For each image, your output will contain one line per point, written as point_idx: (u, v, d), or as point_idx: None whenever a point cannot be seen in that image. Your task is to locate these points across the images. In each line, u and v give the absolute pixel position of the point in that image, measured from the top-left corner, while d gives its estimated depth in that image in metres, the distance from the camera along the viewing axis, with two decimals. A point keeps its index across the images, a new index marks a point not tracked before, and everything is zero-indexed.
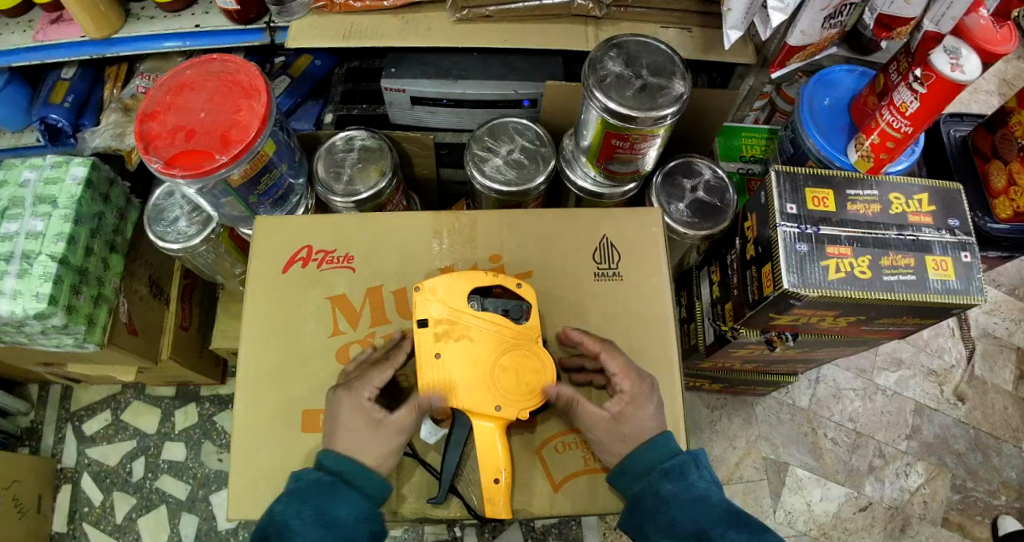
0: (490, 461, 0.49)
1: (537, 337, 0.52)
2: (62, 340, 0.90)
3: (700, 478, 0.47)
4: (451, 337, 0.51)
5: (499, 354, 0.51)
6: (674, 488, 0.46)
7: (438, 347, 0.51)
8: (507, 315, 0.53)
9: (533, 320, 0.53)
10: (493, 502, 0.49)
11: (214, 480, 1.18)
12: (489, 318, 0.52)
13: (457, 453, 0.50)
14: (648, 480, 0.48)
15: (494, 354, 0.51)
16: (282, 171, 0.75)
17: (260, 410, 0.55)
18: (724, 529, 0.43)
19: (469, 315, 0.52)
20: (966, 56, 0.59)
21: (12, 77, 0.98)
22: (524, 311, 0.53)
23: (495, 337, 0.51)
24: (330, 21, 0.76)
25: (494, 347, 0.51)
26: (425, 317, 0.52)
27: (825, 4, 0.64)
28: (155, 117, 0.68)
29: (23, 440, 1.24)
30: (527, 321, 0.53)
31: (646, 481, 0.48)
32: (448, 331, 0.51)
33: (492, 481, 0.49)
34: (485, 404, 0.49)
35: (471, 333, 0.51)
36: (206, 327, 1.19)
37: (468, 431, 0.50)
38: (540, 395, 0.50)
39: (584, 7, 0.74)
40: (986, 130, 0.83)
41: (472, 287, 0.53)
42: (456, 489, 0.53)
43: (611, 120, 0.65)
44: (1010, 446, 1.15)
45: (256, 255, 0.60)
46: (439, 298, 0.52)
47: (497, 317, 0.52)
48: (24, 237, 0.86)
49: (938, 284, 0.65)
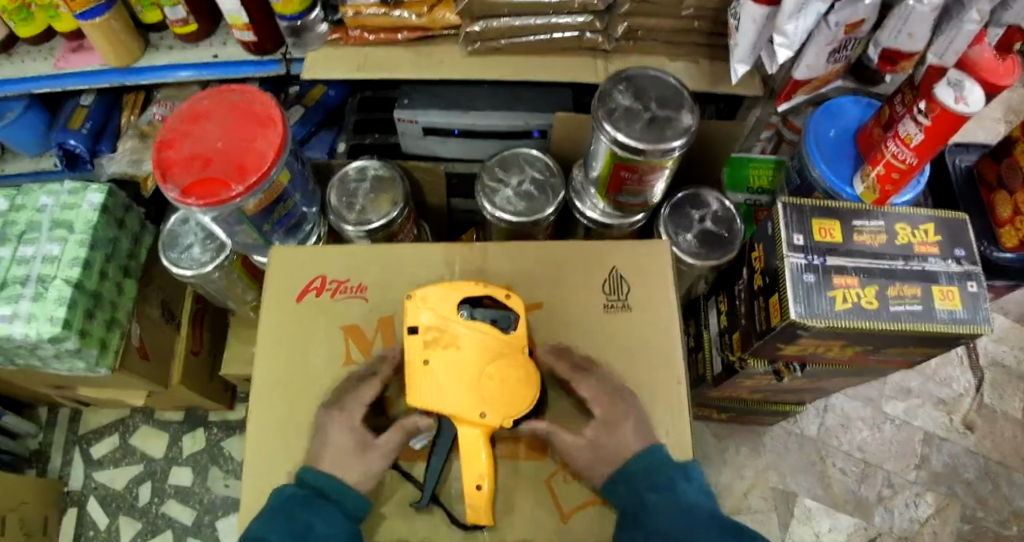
0: (472, 468, 0.50)
1: (523, 346, 0.53)
2: (74, 364, 0.91)
3: (687, 489, 0.47)
4: (439, 345, 0.51)
5: (487, 363, 0.51)
6: (658, 497, 0.47)
7: (426, 354, 0.51)
8: (495, 324, 0.54)
9: (520, 329, 0.54)
10: (476, 509, 0.49)
11: (220, 505, 1.18)
12: (477, 326, 0.52)
13: (441, 459, 0.51)
14: (635, 489, 0.48)
15: (482, 363, 0.51)
16: (295, 201, 0.77)
17: (273, 440, 0.55)
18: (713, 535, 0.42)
19: (456, 323, 0.52)
20: (970, 89, 0.61)
21: (31, 103, 1.01)
22: (512, 321, 0.54)
23: (483, 344, 0.52)
24: (345, 53, 0.78)
25: (481, 355, 0.51)
26: (415, 324, 0.53)
27: (830, 40, 0.65)
28: (171, 145, 0.70)
29: (31, 462, 1.24)
30: (515, 330, 0.54)
31: (632, 490, 0.48)
32: (436, 339, 0.52)
33: (475, 487, 0.49)
34: (470, 412, 0.50)
35: (459, 341, 0.51)
36: (215, 351, 1.19)
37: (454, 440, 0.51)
38: (526, 404, 0.51)
39: (594, 41, 0.76)
40: (990, 159, 0.84)
41: (461, 297, 0.54)
42: (440, 499, 0.52)
43: (620, 152, 0.66)
44: (1021, 476, 1.14)
45: (270, 285, 0.61)
46: (429, 306, 0.53)
47: (485, 326, 0.52)
48: (40, 261, 0.87)
49: (946, 314, 0.66)
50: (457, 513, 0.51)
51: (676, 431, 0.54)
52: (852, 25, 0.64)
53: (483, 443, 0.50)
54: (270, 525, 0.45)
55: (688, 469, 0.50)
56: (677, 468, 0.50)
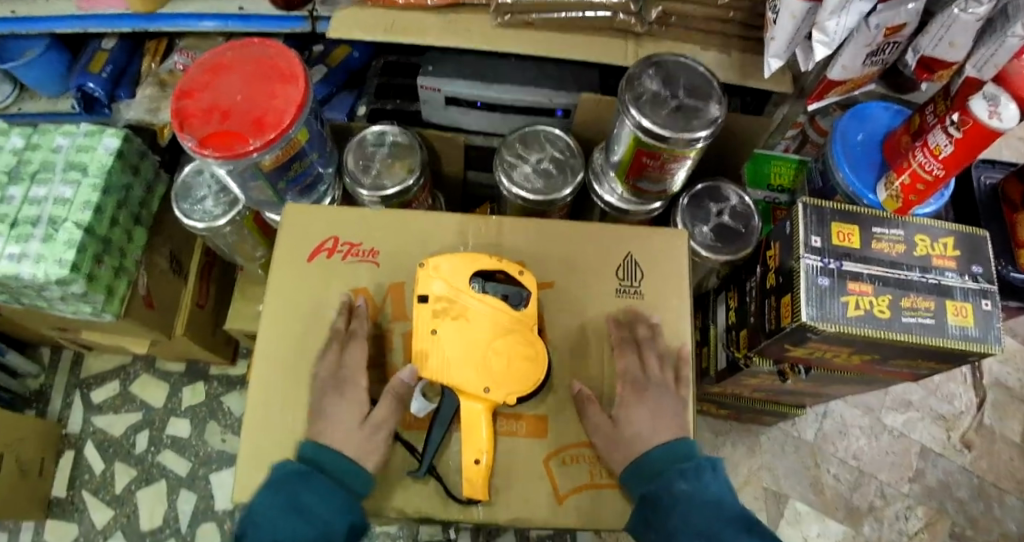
0: (471, 443, 0.50)
1: (535, 326, 0.53)
2: (80, 308, 0.91)
3: (714, 481, 0.47)
4: (448, 315, 0.51)
5: (494, 337, 0.51)
6: (687, 487, 0.46)
7: (434, 324, 0.51)
8: (507, 300, 0.53)
9: (531, 308, 0.54)
10: (473, 483, 0.49)
11: (216, 459, 1.19)
12: (490, 302, 0.52)
13: (440, 431, 0.50)
14: (661, 480, 0.48)
15: (489, 336, 0.50)
16: (313, 160, 0.76)
17: (271, 399, 0.55)
18: (735, 533, 0.43)
19: (468, 296, 0.52)
20: (1007, 105, 0.59)
21: (52, 43, 0.99)
22: (524, 298, 0.54)
23: (493, 320, 0.51)
24: (372, 15, 0.77)
25: (490, 329, 0.51)
26: (426, 293, 0.52)
27: (869, 40, 0.64)
28: (191, 95, 0.69)
29: (31, 402, 1.25)
30: (526, 308, 0.54)
31: (660, 480, 0.48)
32: (446, 309, 0.51)
33: (472, 462, 0.49)
34: (474, 385, 0.49)
35: (469, 313, 0.51)
36: (220, 307, 1.20)
37: (455, 410, 0.50)
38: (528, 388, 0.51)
39: (626, 22, 0.74)
40: (1017, 178, 0.82)
41: (475, 269, 0.54)
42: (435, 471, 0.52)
43: (644, 138, 0.65)
44: (1014, 498, 1.14)
45: (282, 241, 0.61)
46: (442, 276, 0.53)
47: (496, 301, 0.52)
48: (52, 203, 0.87)
49: (957, 330, 0.65)
50: (452, 486, 0.51)
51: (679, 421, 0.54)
52: (893, 29, 0.63)
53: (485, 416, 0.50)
54: (276, 495, 0.46)
55: (717, 461, 0.49)
56: (695, 463, 0.48)
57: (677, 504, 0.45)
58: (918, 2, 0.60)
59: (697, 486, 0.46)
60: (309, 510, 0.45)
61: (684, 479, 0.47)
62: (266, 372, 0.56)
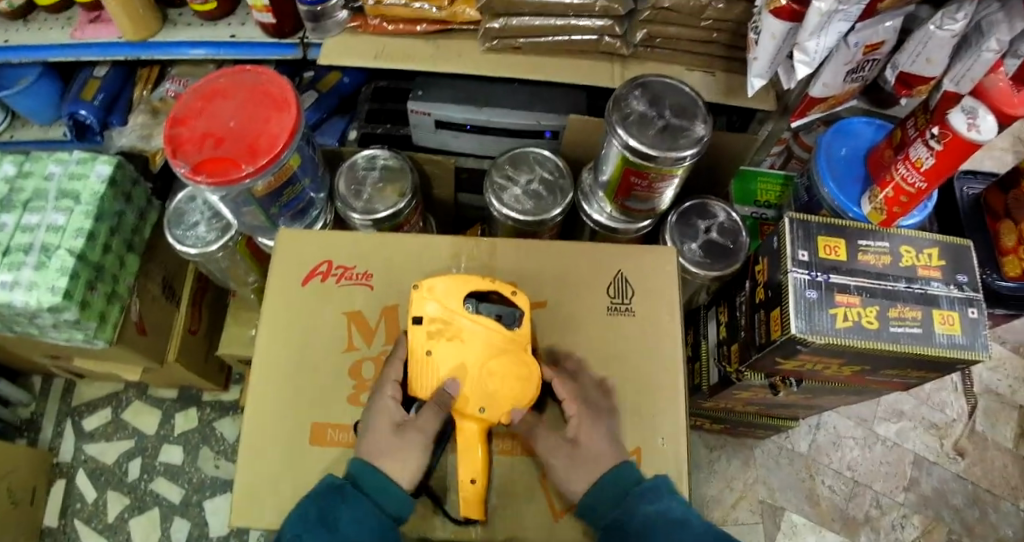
0: (468, 463, 0.49)
1: (528, 344, 0.52)
2: (72, 335, 0.91)
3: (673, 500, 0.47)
4: (443, 336, 0.51)
5: (488, 358, 0.50)
6: (653, 508, 0.46)
7: (429, 345, 0.51)
8: (500, 320, 0.53)
9: (525, 326, 0.54)
10: (466, 504, 0.49)
11: (210, 486, 1.18)
12: (483, 322, 0.52)
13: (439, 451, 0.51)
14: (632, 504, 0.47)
15: (483, 357, 0.50)
16: (304, 185, 0.77)
17: (268, 422, 0.55)
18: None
19: (462, 316, 0.52)
20: (985, 117, 0.61)
21: (44, 72, 1.00)
22: (517, 317, 0.54)
23: (487, 340, 0.51)
24: (362, 42, 0.78)
25: (483, 351, 0.50)
26: (420, 314, 0.52)
27: (848, 59, 0.66)
28: (184, 122, 0.70)
29: (22, 431, 1.24)
30: (519, 327, 0.53)
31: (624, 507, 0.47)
32: (441, 330, 0.51)
33: (469, 481, 0.49)
34: (471, 405, 0.49)
35: (463, 334, 0.51)
36: (213, 332, 1.20)
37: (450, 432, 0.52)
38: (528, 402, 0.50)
39: (612, 45, 0.76)
40: (998, 189, 0.85)
41: (469, 290, 0.54)
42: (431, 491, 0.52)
43: (632, 158, 0.66)
44: (1008, 504, 1.15)
45: (275, 267, 0.61)
46: (436, 298, 0.53)
47: (490, 322, 0.52)
48: (44, 230, 0.87)
49: (944, 338, 0.66)
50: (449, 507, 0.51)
51: (673, 436, 0.55)
52: (871, 47, 0.65)
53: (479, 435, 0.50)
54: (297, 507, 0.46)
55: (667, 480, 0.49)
56: (645, 487, 0.48)
57: (645, 528, 0.44)
58: (895, 21, 0.63)
59: (659, 507, 0.46)
60: (326, 524, 0.44)
61: (648, 501, 0.47)
62: (259, 397, 0.56)
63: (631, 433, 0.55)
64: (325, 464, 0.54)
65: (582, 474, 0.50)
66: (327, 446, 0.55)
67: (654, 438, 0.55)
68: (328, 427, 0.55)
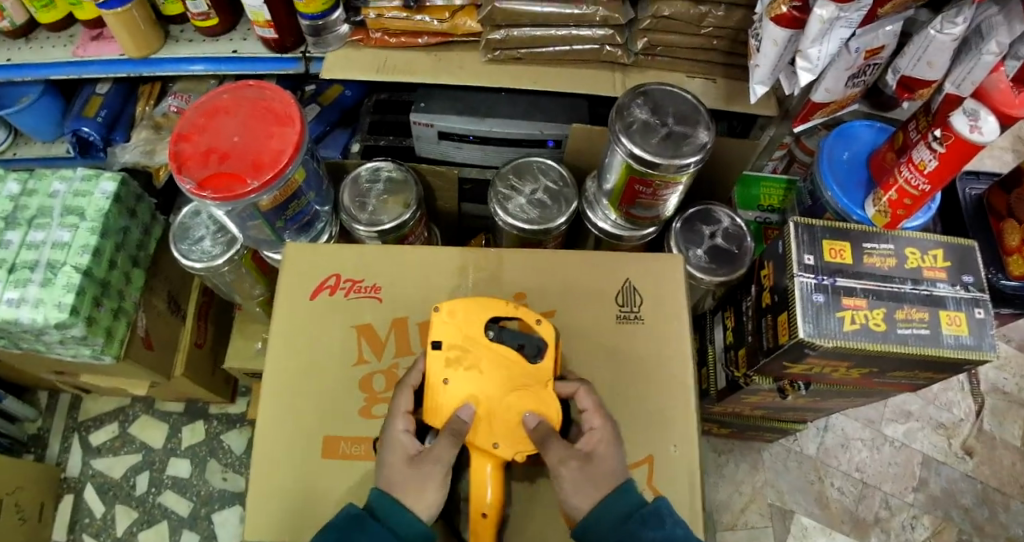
0: (479, 496, 0.48)
1: (547, 380, 0.50)
2: (79, 351, 0.91)
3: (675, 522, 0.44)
4: (461, 364, 0.50)
5: (505, 392, 0.49)
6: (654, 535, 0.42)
7: (446, 373, 0.50)
8: (523, 350, 0.51)
9: (548, 360, 0.51)
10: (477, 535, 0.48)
11: (218, 499, 1.18)
12: (503, 352, 0.50)
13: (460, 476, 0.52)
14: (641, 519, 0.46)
15: (500, 392, 0.49)
16: (309, 199, 0.77)
17: (280, 436, 0.56)
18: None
19: (481, 345, 0.51)
20: (986, 119, 0.61)
21: (47, 90, 1.01)
22: (540, 349, 0.51)
23: (503, 374, 0.50)
24: (364, 55, 0.79)
25: (501, 384, 0.49)
26: (438, 340, 0.51)
27: (849, 64, 0.66)
28: (188, 138, 0.70)
29: (29, 447, 1.24)
30: (543, 360, 0.51)
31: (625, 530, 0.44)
32: (459, 357, 0.50)
33: (480, 515, 0.48)
34: (484, 440, 0.48)
35: (481, 364, 0.50)
36: (219, 345, 1.20)
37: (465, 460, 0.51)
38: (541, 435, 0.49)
39: (613, 54, 0.77)
40: (1001, 189, 0.85)
41: (492, 315, 0.52)
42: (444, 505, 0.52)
43: (635, 165, 0.67)
44: (1018, 503, 1.14)
45: (283, 283, 0.61)
46: (456, 323, 0.51)
47: (509, 352, 0.50)
48: (49, 247, 0.87)
49: (951, 339, 0.66)
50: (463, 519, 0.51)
51: (685, 443, 0.55)
52: (872, 52, 0.66)
53: (493, 473, 0.48)
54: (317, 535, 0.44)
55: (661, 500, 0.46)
56: (648, 510, 0.44)
57: None
58: (895, 25, 0.63)
59: (667, 533, 0.42)
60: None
61: (653, 525, 0.43)
62: (270, 412, 0.56)
63: (641, 442, 0.55)
64: (337, 478, 0.54)
65: (590, 488, 0.46)
66: (339, 459, 0.55)
67: (666, 446, 0.55)
68: (339, 441, 0.55)
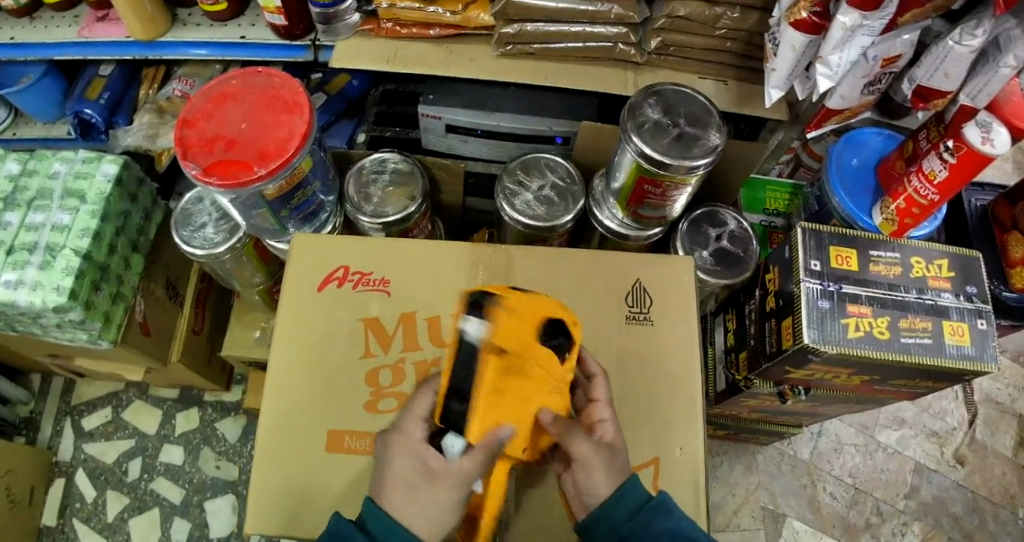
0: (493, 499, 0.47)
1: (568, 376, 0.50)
2: (76, 335, 0.90)
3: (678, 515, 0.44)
4: (515, 372, 0.44)
5: (541, 394, 0.46)
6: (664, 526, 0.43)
7: (498, 383, 0.43)
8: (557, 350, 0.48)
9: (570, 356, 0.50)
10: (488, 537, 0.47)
11: (211, 486, 1.17)
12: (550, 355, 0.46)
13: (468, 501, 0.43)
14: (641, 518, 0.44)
15: (537, 395, 0.46)
16: (315, 188, 0.76)
17: (284, 429, 0.55)
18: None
19: (535, 350, 0.45)
20: (998, 131, 0.62)
21: (49, 70, 0.99)
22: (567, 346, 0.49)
23: (544, 378, 0.46)
24: (375, 45, 0.78)
25: (541, 388, 0.46)
26: (500, 345, 0.43)
27: (866, 72, 0.67)
28: (193, 124, 0.69)
29: (21, 430, 1.23)
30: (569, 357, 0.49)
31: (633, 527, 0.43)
32: (514, 365, 0.44)
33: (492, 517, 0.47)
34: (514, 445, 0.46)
35: (532, 370, 0.45)
36: (216, 333, 1.19)
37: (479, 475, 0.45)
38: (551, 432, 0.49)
39: (626, 52, 0.76)
40: (1006, 201, 0.85)
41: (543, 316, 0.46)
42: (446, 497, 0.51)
43: (645, 165, 0.66)
44: (1007, 512, 1.16)
45: (290, 274, 0.61)
46: (514, 326, 0.44)
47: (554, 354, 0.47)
48: (49, 229, 0.86)
49: (953, 349, 0.67)
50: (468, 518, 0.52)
51: (690, 445, 0.56)
52: (888, 60, 0.66)
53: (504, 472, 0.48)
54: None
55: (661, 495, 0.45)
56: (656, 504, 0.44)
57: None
58: (913, 34, 0.63)
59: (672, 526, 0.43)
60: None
61: (663, 517, 0.44)
62: (275, 402, 0.56)
63: (647, 443, 0.55)
64: (341, 471, 0.54)
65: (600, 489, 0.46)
66: (344, 453, 0.54)
67: (671, 448, 0.55)
68: (344, 435, 0.55)
